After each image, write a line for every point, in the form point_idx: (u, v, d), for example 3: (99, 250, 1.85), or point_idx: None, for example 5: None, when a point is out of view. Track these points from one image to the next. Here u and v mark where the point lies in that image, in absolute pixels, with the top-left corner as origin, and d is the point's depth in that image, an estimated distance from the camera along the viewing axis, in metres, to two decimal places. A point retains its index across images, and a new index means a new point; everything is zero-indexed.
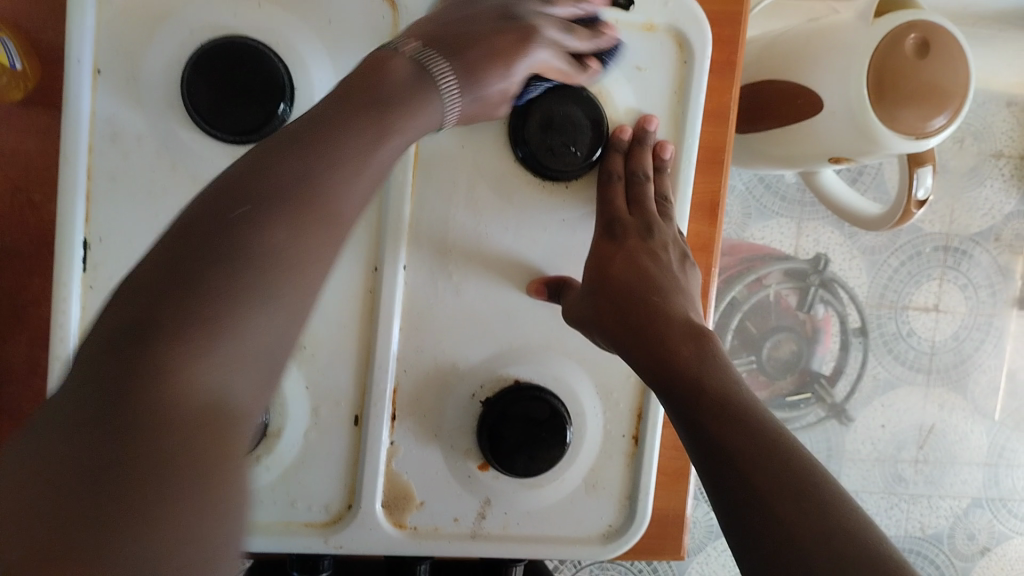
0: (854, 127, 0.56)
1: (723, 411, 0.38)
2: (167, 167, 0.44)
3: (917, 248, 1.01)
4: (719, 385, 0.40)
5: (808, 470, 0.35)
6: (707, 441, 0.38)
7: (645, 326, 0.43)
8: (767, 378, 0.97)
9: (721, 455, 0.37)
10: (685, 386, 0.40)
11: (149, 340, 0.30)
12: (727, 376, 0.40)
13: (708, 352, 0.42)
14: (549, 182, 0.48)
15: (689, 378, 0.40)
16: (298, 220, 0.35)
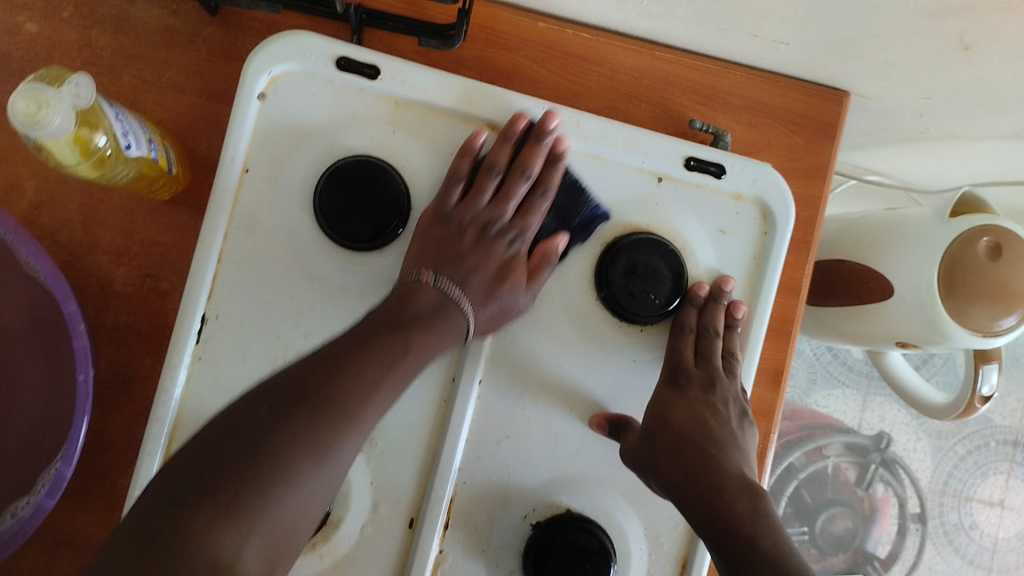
0: (922, 315, 0.59)
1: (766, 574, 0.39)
2: (287, 260, 0.48)
3: (984, 439, 0.99)
4: (772, 543, 0.41)
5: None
6: None
7: (703, 476, 0.45)
8: (819, 552, 0.96)
9: None
10: (740, 542, 0.41)
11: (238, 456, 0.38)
12: (779, 536, 0.41)
13: (764, 509, 0.43)
14: (626, 323, 0.52)
15: (744, 535, 0.41)
16: (348, 364, 0.43)
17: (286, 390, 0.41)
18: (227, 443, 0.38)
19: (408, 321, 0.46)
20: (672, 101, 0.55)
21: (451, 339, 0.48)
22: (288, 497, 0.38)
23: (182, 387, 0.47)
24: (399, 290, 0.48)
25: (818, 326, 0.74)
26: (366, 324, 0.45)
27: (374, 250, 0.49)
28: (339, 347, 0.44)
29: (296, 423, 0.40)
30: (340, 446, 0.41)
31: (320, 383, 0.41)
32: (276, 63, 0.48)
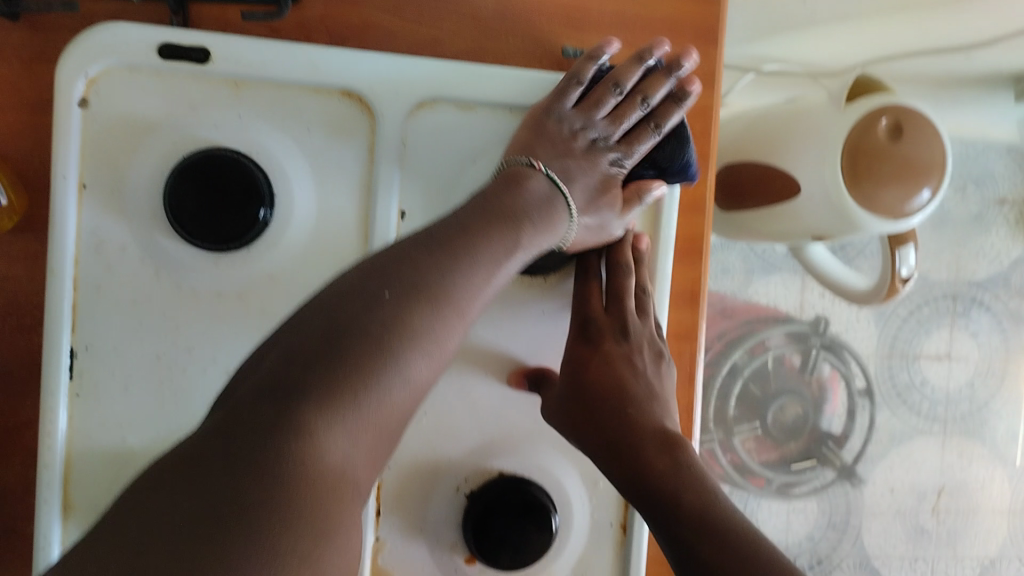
0: (831, 208, 0.57)
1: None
2: (151, 273, 0.45)
3: (926, 297, 1.02)
4: (699, 502, 0.41)
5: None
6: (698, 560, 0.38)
7: (621, 442, 0.45)
8: (773, 441, 0.97)
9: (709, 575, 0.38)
10: (668, 505, 0.41)
11: (288, 396, 0.34)
12: (707, 493, 0.41)
13: (686, 465, 0.43)
14: (527, 276, 0.50)
15: (669, 496, 0.41)
16: (403, 291, 0.38)
17: (390, 276, 0.39)
18: (338, 330, 0.36)
19: (476, 225, 0.42)
20: (541, 31, 0.51)
21: (531, 247, 0.45)
22: (390, 387, 0.36)
23: (66, 426, 0.44)
24: (471, 205, 0.44)
25: (735, 230, 0.72)
26: (471, 210, 0.43)
27: (243, 248, 0.45)
28: (390, 259, 0.39)
29: (349, 355, 0.35)
30: (400, 371, 0.37)
31: (366, 313, 0.37)
32: (91, 64, 0.44)
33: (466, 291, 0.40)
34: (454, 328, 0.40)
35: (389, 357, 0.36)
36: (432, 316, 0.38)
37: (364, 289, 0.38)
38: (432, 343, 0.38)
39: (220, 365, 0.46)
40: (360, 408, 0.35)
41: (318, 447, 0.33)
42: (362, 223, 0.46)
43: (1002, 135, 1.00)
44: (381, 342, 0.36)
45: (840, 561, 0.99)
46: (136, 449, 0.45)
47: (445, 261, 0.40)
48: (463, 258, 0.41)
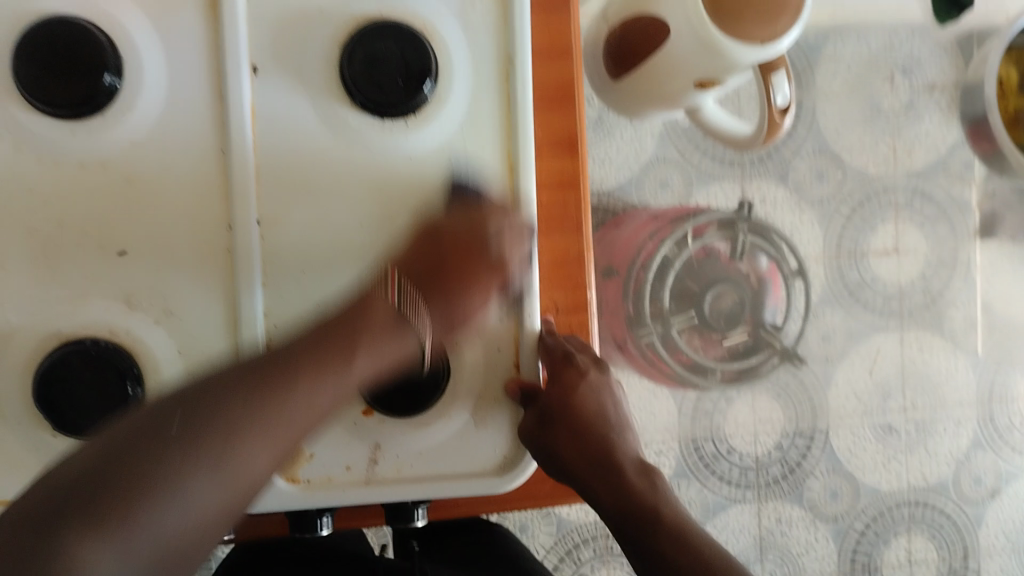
0: (702, 46, 0.57)
1: (630, 504, 0.52)
2: (11, 148, 0.45)
3: (867, 193, 1.11)
4: (616, 488, 0.53)
5: (704, 539, 0.51)
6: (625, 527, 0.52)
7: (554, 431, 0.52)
8: (716, 330, 1.05)
9: (634, 537, 0.52)
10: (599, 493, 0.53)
11: (67, 516, 0.35)
12: (621, 479, 0.53)
13: (604, 461, 0.53)
14: (389, 121, 0.49)
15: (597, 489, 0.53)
16: (229, 390, 0.41)
17: (196, 404, 0.40)
18: (178, 412, 0.39)
19: (317, 342, 0.44)
20: None
21: (373, 356, 0.45)
22: (177, 510, 0.37)
23: None
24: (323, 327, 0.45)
25: (635, 104, 0.73)
26: (303, 342, 0.44)
27: (97, 114, 0.45)
28: (207, 387, 0.41)
29: (151, 458, 0.38)
30: (207, 477, 0.39)
31: (177, 424, 0.39)
32: None
33: (284, 412, 0.41)
34: (261, 442, 0.40)
35: (181, 479, 0.38)
36: (224, 445, 0.39)
37: (163, 417, 0.39)
38: (211, 488, 0.39)
39: (91, 236, 0.46)
40: (147, 523, 0.36)
41: (87, 564, 0.34)
42: (215, 81, 0.47)
43: (918, 18, 1.11)
44: (184, 451, 0.38)
45: (812, 468, 1.10)
46: (20, 328, 0.45)
47: (250, 395, 0.41)
48: (278, 394, 0.41)
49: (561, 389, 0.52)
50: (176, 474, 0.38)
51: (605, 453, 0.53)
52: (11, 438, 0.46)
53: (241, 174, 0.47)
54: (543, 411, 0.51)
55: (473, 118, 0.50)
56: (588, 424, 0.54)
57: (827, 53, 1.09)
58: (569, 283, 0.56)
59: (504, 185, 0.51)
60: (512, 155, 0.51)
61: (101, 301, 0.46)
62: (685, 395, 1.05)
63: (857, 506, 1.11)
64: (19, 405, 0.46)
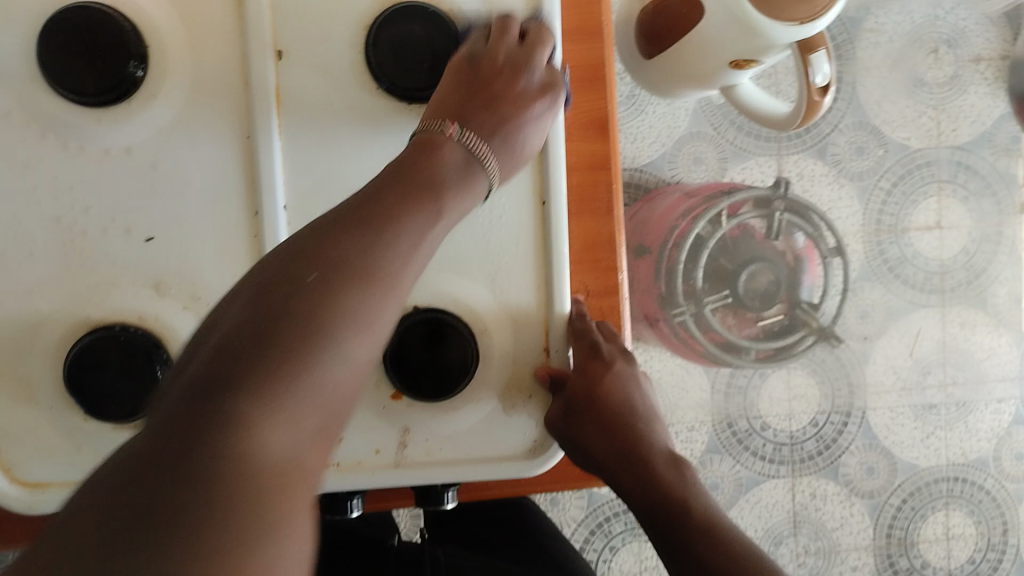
0: (738, 25, 0.56)
1: (657, 494, 0.51)
2: (39, 137, 0.45)
3: (907, 166, 1.08)
4: (643, 476, 0.52)
5: (736, 534, 0.48)
6: (651, 514, 0.51)
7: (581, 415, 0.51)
8: (750, 310, 1.00)
9: (658, 524, 0.50)
10: (625, 480, 0.52)
11: (209, 401, 0.30)
12: (648, 468, 0.52)
13: (631, 451, 0.53)
14: (416, 106, 0.48)
15: (623, 476, 0.52)
16: (338, 238, 0.36)
17: (307, 262, 0.35)
18: (294, 273, 0.34)
19: (403, 188, 0.39)
20: None
21: (455, 212, 0.41)
22: (333, 370, 0.33)
23: None
24: (383, 181, 0.40)
25: (668, 83, 0.71)
26: (378, 186, 0.40)
27: (123, 102, 0.45)
28: (306, 244, 0.36)
29: (276, 339, 0.32)
30: (340, 341, 0.34)
31: (284, 305, 0.33)
32: None
33: (393, 265, 0.37)
34: (382, 303, 0.36)
35: (316, 345, 0.33)
36: (346, 321, 0.34)
37: (275, 280, 0.34)
38: (345, 362, 0.34)
39: (120, 224, 0.47)
40: (279, 412, 0.31)
41: (257, 450, 0.30)
42: (240, 69, 0.47)
43: None
44: (307, 321, 0.33)
45: (848, 444, 1.09)
46: (51, 315, 0.46)
47: (362, 239, 0.36)
48: (381, 235, 0.37)
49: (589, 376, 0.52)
50: (303, 333, 0.33)
51: (632, 443, 0.53)
52: (45, 421, 0.46)
53: (267, 159, 0.47)
54: (569, 401, 0.50)
55: None
56: (614, 416, 0.53)
57: (868, 25, 1.07)
58: (600, 266, 0.55)
59: (533, 167, 0.50)
60: (540, 137, 0.50)
61: (131, 287, 0.47)
62: (717, 371, 1.06)
63: (893, 482, 1.10)
64: (49, 391, 0.46)
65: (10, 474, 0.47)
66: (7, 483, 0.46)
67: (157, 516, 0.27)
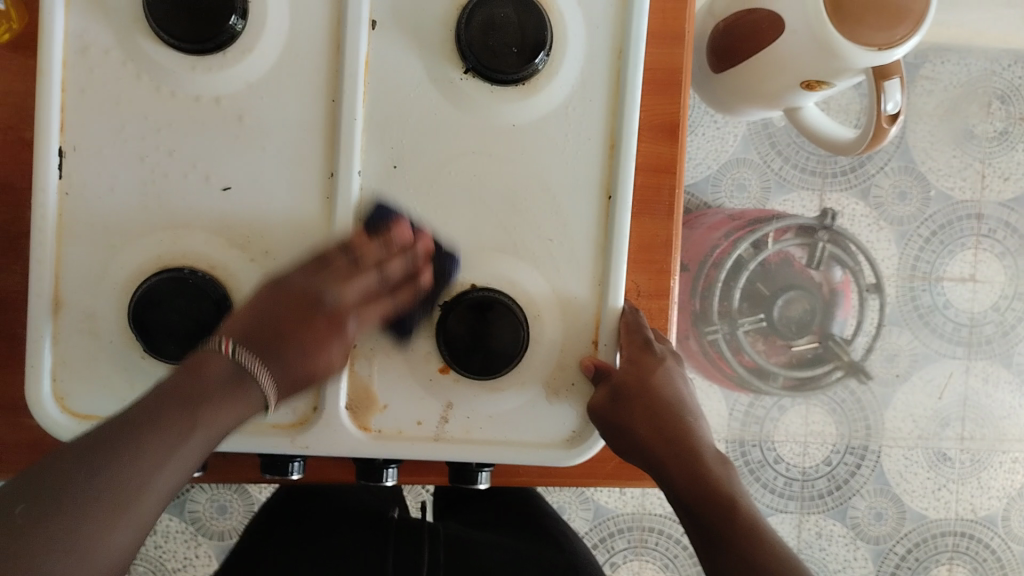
0: (817, 44, 0.56)
1: (704, 488, 0.47)
2: (132, 77, 0.47)
3: (948, 216, 1.08)
4: (688, 474, 0.48)
5: (777, 541, 0.45)
6: (695, 514, 0.47)
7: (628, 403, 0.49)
8: (783, 338, 1.04)
9: (703, 524, 0.46)
10: (669, 475, 0.48)
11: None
12: (695, 465, 0.48)
13: (679, 444, 0.49)
14: (498, 87, 0.49)
15: (667, 470, 0.49)
16: (143, 433, 0.38)
17: (101, 444, 0.37)
18: (91, 451, 0.37)
19: (184, 396, 0.40)
20: None
21: (227, 409, 0.41)
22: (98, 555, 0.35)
23: (56, 223, 0.47)
24: (167, 385, 0.41)
25: (735, 98, 0.72)
26: (177, 378, 0.41)
27: (218, 53, 0.47)
28: (112, 428, 0.38)
29: (55, 505, 0.35)
30: (118, 520, 0.36)
31: (80, 469, 0.36)
32: None
33: (178, 448, 0.39)
34: (155, 486, 0.38)
35: (84, 521, 0.35)
36: (130, 488, 0.37)
37: (63, 462, 0.36)
38: (108, 546, 0.36)
39: (199, 170, 0.48)
40: (42, 574, 0.33)
41: None
42: (332, 33, 0.48)
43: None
44: (91, 492, 0.36)
45: (859, 487, 1.08)
46: (122, 252, 0.47)
47: (147, 428, 0.38)
48: (166, 430, 0.39)
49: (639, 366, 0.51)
50: (81, 506, 0.35)
51: (680, 439, 0.49)
52: (104, 353, 0.47)
53: (348, 123, 0.48)
54: (616, 389, 0.49)
55: (581, 93, 0.50)
56: (664, 407, 0.50)
57: (924, 72, 1.07)
58: (653, 268, 0.55)
59: (604, 161, 0.51)
60: (614, 133, 0.50)
61: (202, 233, 0.48)
62: (737, 398, 1.05)
63: (900, 530, 1.09)
64: (115, 323, 0.47)
65: (61, 403, 0.47)
66: (58, 412, 0.47)
67: None
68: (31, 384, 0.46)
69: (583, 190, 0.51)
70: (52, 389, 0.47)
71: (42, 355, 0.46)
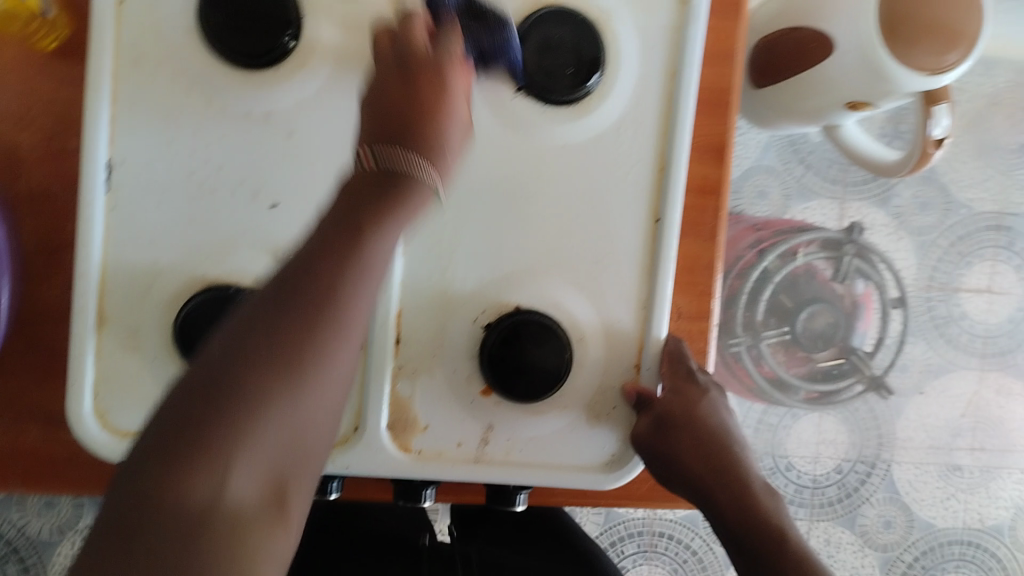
0: (866, 68, 0.56)
1: (756, 523, 0.47)
2: (183, 90, 0.46)
3: (967, 228, 1.08)
4: (739, 509, 0.48)
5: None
6: (747, 549, 0.47)
7: (677, 433, 0.49)
8: (805, 351, 1.04)
9: (755, 559, 0.47)
10: (718, 508, 0.48)
11: (191, 441, 0.32)
12: (745, 499, 0.48)
13: (728, 476, 0.49)
14: (550, 109, 0.49)
15: (716, 503, 0.49)
16: (312, 272, 0.35)
17: (267, 321, 0.34)
18: (265, 312, 0.34)
19: (334, 236, 0.36)
20: None
21: (376, 266, 0.36)
22: (267, 448, 0.33)
23: (102, 237, 0.46)
24: (317, 232, 0.37)
25: (773, 113, 0.71)
26: (315, 238, 0.36)
27: (270, 68, 0.47)
28: (278, 289, 0.35)
29: (247, 374, 0.33)
30: (298, 393, 0.34)
31: (256, 343, 0.34)
32: None
33: (345, 320, 0.35)
34: (310, 384, 0.34)
35: (267, 398, 0.33)
36: (295, 367, 0.34)
37: (258, 317, 0.34)
38: (285, 422, 0.33)
39: (247, 187, 0.47)
40: (249, 451, 0.33)
41: (224, 483, 0.32)
42: None
43: None
44: (279, 354, 0.34)
45: (869, 496, 1.08)
46: (169, 268, 0.47)
47: (311, 296, 0.35)
48: (329, 290, 0.35)
49: (683, 397, 0.50)
50: (272, 370, 0.33)
51: (729, 471, 0.49)
52: (147, 369, 0.47)
53: None
54: (660, 417, 0.49)
55: (633, 116, 0.50)
56: (711, 437, 0.50)
57: None
58: (695, 290, 0.55)
59: (652, 185, 0.50)
60: (664, 157, 0.50)
61: (247, 251, 0.47)
62: (752, 406, 1.04)
63: (909, 539, 1.10)
64: (159, 340, 0.47)
65: (102, 419, 0.47)
66: (99, 429, 0.46)
67: (141, 516, 0.31)
68: (73, 399, 0.46)
69: (630, 212, 0.50)
70: (93, 405, 0.47)
71: (84, 370, 0.46)
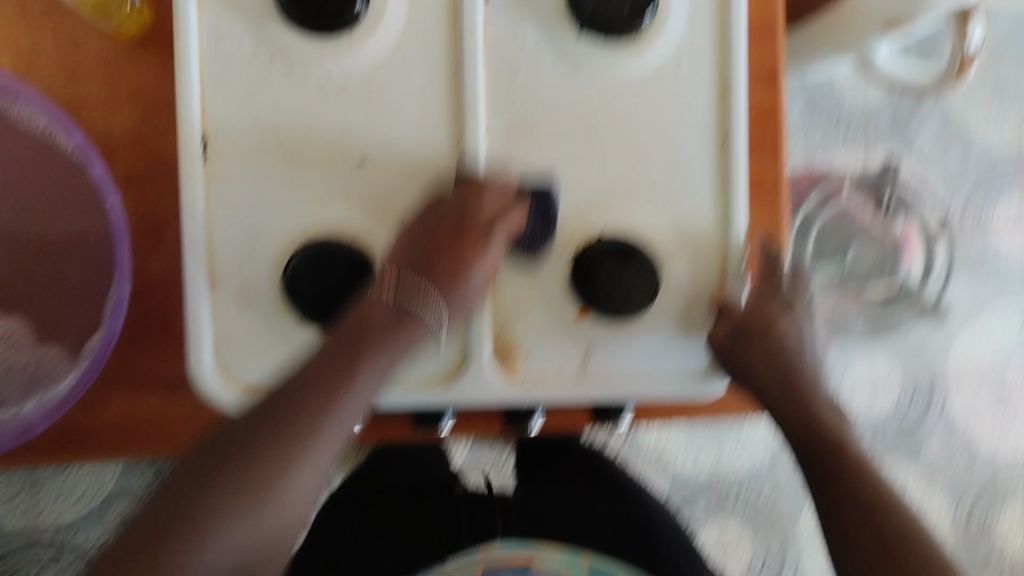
0: None
1: (817, 431, 0.55)
2: (265, 59, 0.49)
3: (994, 163, 1.09)
4: (802, 416, 0.55)
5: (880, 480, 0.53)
6: (807, 451, 0.55)
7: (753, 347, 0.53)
8: (854, 284, 1.05)
9: (815, 461, 0.55)
10: (786, 411, 0.55)
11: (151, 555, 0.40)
12: (807, 403, 0.55)
13: (791, 382, 0.55)
14: (609, 44, 0.51)
15: (784, 407, 0.55)
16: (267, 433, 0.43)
17: (226, 465, 0.43)
18: (225, 456, 0.43)
19: (289, 414, 0.44)
20: None
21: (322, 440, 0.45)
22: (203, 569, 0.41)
23: (204, 206, 0.49)
24: (278, 394, 0.45)
25: (807, 47, 0.74)
26: (278, 395, 0.45)
27: (346, 33, 0.48)
28: (237, 443, 0.43)
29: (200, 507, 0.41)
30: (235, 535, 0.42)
31: (206, 489, 0.42)
32: None
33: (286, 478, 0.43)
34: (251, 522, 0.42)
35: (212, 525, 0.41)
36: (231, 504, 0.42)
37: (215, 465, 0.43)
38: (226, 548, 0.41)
39: (334, 146, 0.50)
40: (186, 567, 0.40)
41: None
42: (450, 4, 0.50)
43: None
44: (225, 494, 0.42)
45: (928, 434, 1.09)
46: (269, 228, 0.49)
47: (264, 450, 0.43)
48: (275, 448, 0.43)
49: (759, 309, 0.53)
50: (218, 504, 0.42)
51: (794, 376, 0.55)
52: (258, 327, 0.49)
53: (471, 90, 0.50)
54: (740, 330, 0.53)
55: (690, 43, 0.52)
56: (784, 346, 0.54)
57: None
58: (764, 207, 0.57)
59: (716, 107, 0.52)
60: (724, 79, 0.52)
61: (341, 206, 0.50)
62: None
63: (971, 473, 1.10)
64: (268, 297, 0.49)
65: (224, 375, 0.49)
66: (221, 386, 0.49)
67: None
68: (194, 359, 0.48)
69: (697, 134, 0.52)
70: (215, 363, 0.49)
71: (201, 334, 0.49)
